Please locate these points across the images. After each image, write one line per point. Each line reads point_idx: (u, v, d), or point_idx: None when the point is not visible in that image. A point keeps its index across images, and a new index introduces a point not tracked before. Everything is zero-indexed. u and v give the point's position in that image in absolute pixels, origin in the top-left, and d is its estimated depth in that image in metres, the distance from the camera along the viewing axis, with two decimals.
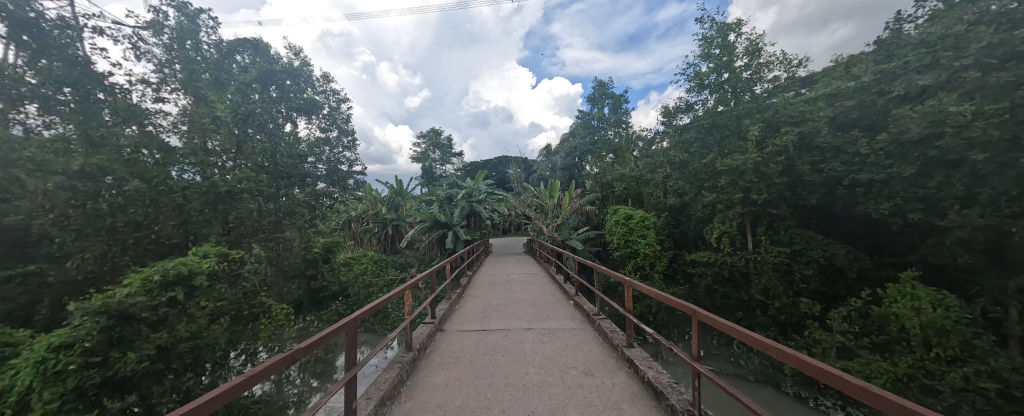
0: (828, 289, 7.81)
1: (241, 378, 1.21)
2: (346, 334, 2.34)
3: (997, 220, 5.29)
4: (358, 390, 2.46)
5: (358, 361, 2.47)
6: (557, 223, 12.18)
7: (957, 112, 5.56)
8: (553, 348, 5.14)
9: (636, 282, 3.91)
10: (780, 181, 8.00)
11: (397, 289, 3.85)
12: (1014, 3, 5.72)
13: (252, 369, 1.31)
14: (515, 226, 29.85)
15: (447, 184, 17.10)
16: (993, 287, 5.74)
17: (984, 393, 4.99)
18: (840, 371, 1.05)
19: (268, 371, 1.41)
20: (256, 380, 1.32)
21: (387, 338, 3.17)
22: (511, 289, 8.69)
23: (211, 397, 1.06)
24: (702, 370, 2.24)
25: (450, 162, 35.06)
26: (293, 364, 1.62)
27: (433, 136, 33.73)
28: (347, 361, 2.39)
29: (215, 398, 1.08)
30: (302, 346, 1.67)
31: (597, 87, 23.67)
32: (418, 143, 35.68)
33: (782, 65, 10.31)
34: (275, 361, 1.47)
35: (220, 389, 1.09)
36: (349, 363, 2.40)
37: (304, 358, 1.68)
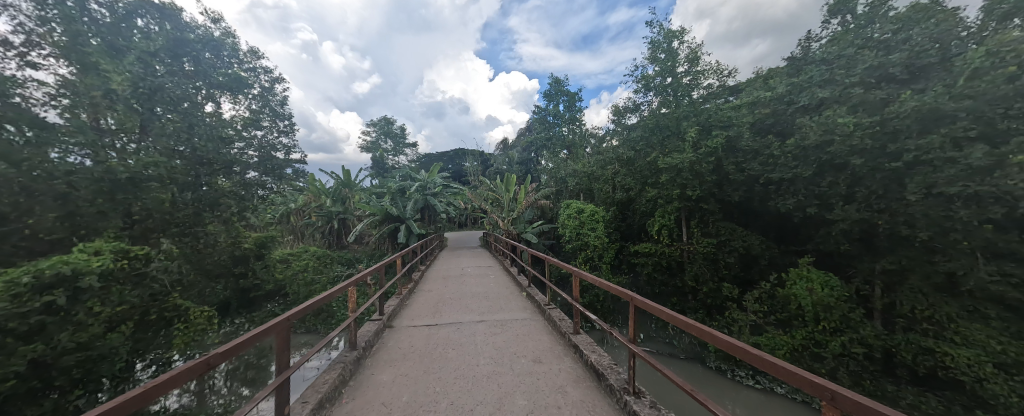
0: (744, 274, 8.84)
1: (152, 383, 1.07)
2: (276, 336, 2.19)
3: (869, 214, 6.47)
4: (291, 394, 2.28)
5: (291, 365, 2.32)
6: (513, 217, 12.16)
7: (843, 123, 6.55)
8: (505, 339, 5.23)
9: (583, 272, 4.12)
10: (710, 179, 8.81)
11: (341, 284, 3.62)
12: (887, 34, 7.14)
13: (162, 376, 1.14)
14: (471, 219, 29.53)
15: (399, 176, 16.30)
16: (865, 269, 7.00)
17: (855, 357, 6.24)
18: (744, 344, 1.27)
19: (181, 378, 1.24)
20: (167, 389, 1.15)
21: (328, 336, 2.99)
22: (465, 282, 8.63)
23: (117, 405, 0.92)
24: (637, 351, 2.48)
25: (403, 153, 33.57)
26: (212, 370, 1.44)
27: (385, 125, 32.06)
28: (278, 362, 2.22)
29: (124, 404, 0.95)
30: (223, 350, 1.48)
31: (553, 83, 24.15)
32: (368, 131, 33.56)
33: (716, 74, 11.34)
34: (188, 366, 1.28)
35: (120, 400, 0.92)
36: (281, 365, 2.23)
37: (224, 363, 1.49)
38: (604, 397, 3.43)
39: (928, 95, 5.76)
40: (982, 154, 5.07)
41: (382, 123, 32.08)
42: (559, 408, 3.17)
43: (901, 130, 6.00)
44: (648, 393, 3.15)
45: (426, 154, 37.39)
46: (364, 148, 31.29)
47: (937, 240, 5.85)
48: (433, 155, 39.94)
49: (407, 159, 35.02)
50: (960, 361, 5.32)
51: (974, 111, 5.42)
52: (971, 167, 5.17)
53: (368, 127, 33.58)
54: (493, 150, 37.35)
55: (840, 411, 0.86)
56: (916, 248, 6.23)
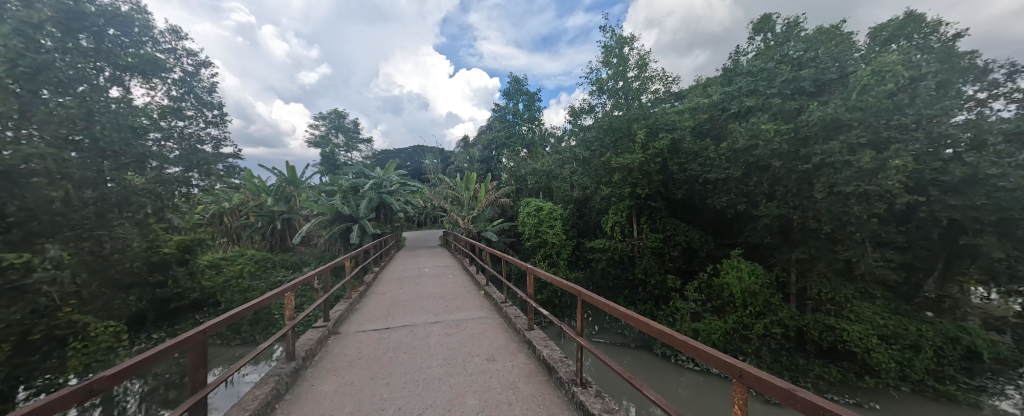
0: (686, 266, 9.58)
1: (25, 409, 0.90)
2: (189, 351, 1.96)
3: (787, 209, 7.30)
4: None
5: (208, 382, 2.08)
6: (473, 215, 12.05)
7: (767, 129, 7.29)
8: (459, 339, 5.17)
9: (536, 270, 4.25)
10: (657, 178, 9.37)
11: (274, 291, 3.34)
12: (799, 52, 8.12)
13: (32, 402, 0.95)
14: (431, 218, 28.88)
15: (350, 173, 15.40)
16: (783, 258, 7.89)
17: (775, 336, 7.08)
18: (671, 331, 1.54)
19: (57, 405, 1.05)
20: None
21: (258, 348, 2.73)
22: (421, 283, 8.41)
23: None
24: (587, 344, 2.77)
25: (356, 149, 31.83)
26: (92, 398, 1.23)
27: (336, 118, 30.16)
28: (193, 379, 1.98)
29: None
30: (109, 373, 1.27)
31: (513, 82, 24.30)
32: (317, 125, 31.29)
33: (662, 81, 12.12)
34: (69, 392, 1.10)
35: None
36: (196, 382, 2.00)
37: (110, 389, 1.28)
38: (553, 390, 3.55)
39: (829, 107, 6.66)
40: (870, 159, 5.99)
41: (333, 117, 30.15)
42: (509, 404, 3.21)
43: (810, 136, 6.87)
44: (594, 383, 3.31)
45: (383, 151, 35.84)
46: (312, 143, 29.01)
47: (838, 232, 6.79)
48: (390, 151, 38.40)
49: (361, 155, 33.27)
50: (854, 335, 6.39)
51: (863, 121, 6.39)
52: (862, 170, 6.08)
53: (317, 120, 31.32)
54: (453, 147, 36.78)
55: (746, 385, 1.10)
56: (822, 239, 7.16)
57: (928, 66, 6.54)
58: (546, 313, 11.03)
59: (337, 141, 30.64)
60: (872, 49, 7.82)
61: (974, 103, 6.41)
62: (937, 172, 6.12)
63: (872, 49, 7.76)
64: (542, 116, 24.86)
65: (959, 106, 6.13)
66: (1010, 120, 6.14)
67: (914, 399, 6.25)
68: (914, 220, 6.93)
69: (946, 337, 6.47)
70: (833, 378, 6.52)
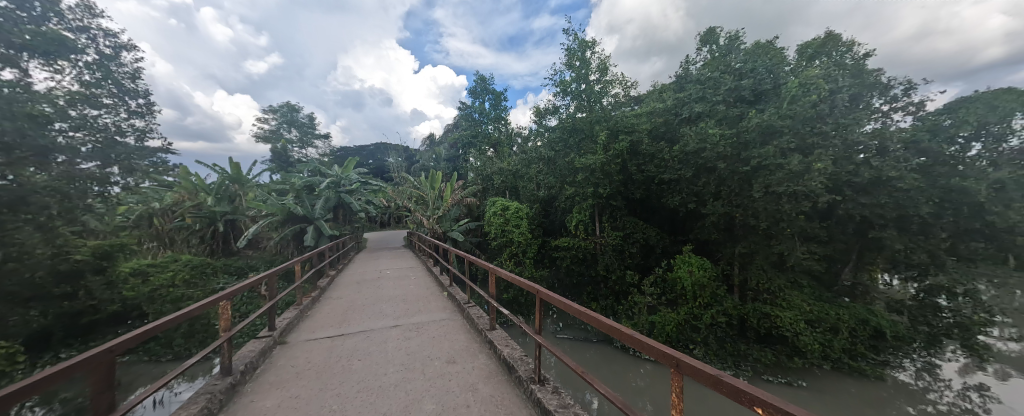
0: (644, 262, 10.09)
1: None
2: (91, 375, 1.69)
3: (730, 207, 7.90)
4: None
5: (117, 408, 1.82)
6: (438, 215, 11.83)
7: (716, 134, 7.77)
8: (419, 343, 5.04)
9: (498, 269, 4.29)
10: (617, 178, 9.71)
11: (206, 299, 3.05)
12: (739, 64, 8.85)
13: None
14: (395, 218, 27.94)
15: (305, 171, 14.44)
16: (728, 253, 8.54)
17: (720, 325, 7.68)
18: (621, 327, 1.64)
19: None
20: None
21: (183, 364, 2.47)
22: (381, 286, 8.10)
23: None
24: (544, 341, 2.87)
25: (313, 145, 29.99)
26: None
27: (289, 112, 28.22)
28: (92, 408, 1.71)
29: None
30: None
31: (479, 81, 24.17)
32: (267, 118, 29.03)
33: (621, 85, 12.61)
34: None
35: None
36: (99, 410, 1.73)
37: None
38: (512, 389, 3.57)
39: (765, 115, 7.36)
40: (798, 162, 6.69)
41: (285, 110, 28.18)
42: (467, 406, 3.17)
43: (750, 141, 7.54)
44: (551, 380, 3.39)
45: (343, 147, 34.11)
46: (262, 138, 26.83)
47: (773, 227, 7.46)
48: (350, 148, 36.66)
49: (317, 152, 31.40)
50: (786, 321, 7.10)
51: (792, 128, 7.11)
52: (792, 171, 6.78)
53: (267, 114, 29.07)
54: (419, 146, 35.89)
55: (682, 373, 1.24)
56: (759, 234, 7.85)
57: (843, 81, 7.42)
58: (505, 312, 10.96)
59: (291, 137, 28.60)
60: (800, 64, 8.70)
61: (880, 114, 7.35)
62: (851, 173, 6.98)
63: (800, 64, 8.63)
64: (508, 116, 24.96)
65: (867, 117, 7.03)
66: (906, 130, 7.12)
67: (834, 375, 7.08)
68: (833, 217, 7.81)
69: (859, 319, 7.40)
70: (768, 361, 7.21)
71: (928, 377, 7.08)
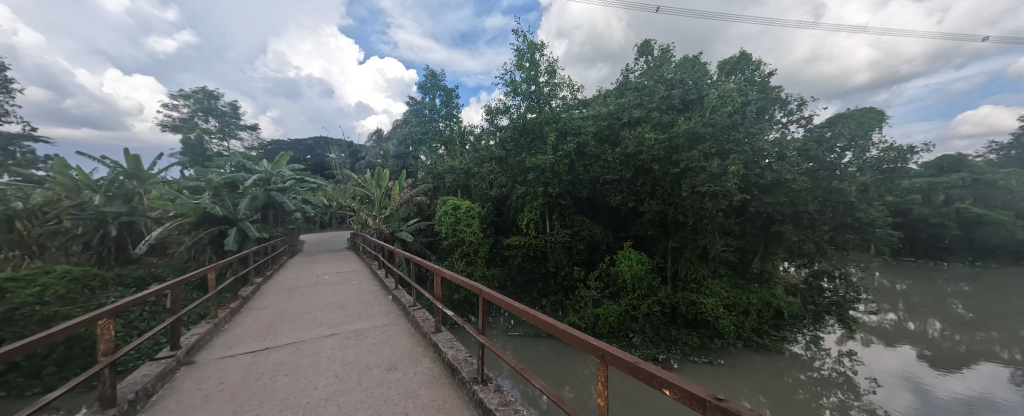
0: (590, 257, 10.62)
1: None
2: None
3: (663, 206, 8.65)
4: None
5: None
6: (385, 215, 11.29)
7: (654, 138, 8.37)
8: (357, 351, 4.74)
9: (443, 270, 4.20)
10: (565, 178, 10.09)
11: (84, 315, 2.55)
12: (669, 76, 9.82)
13: None
14: (337, 219, 26.17)
15: (226, 165, 12.79)
16: (663, 247, 9.34)
17: (655, 313, 8.38)
18: (558, 323, 1.74)
19: None
20: None
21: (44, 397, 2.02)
22: (316, 293, 7.49)
23: None
24: (485, 342, 2.88)
25: (237, 138, 26.73)
26: None
27: (205, 99, 24.79)
28: None
29: None
30: None
31: (430, 76, 23.48)
32: (176, 105, 25.16)
33: (569, 88, 13.07)
34: None
35: None
36: None
37: None
38: (455, 392, 3.51)
39: (691, 123, 8.24)
40: (717, 166, 7.65)
41: (200, 97, 24.70)
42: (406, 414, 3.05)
43: (680, 146, 8.27)
44: (494, 379, 3.39)
45: (275, 141, 30.96)
46: (170, 128, 23.06)
47: (699, 223, 8.30)
48: (284, 142, 33.39)
49: (243, 145, 28.05)
50: (709, 307, 7.95)
51: (713, 135, 8.08)
52: (712, 173, 7.68)
53: (176, 99, 25.18)
54: (365, 141, 33.91)
55: (606, 362, 1.34)
56: (688, 230, 8.68)
57: (750, 97, 8.54)
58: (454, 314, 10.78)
59: (209, 128, 25.05)
60: (720, 78, 9.77)
61: (780, 125, 8.57)
62: (758, 176, 8.07)
63: (719, 78, 9.71)
64: (461, 114, 24.59)
65: (770, 127, 8.28)
66: (799, 139, 8.39)
67: (745, 352, 8.12)
68: (746, 213, 8.92)
69: (764, 302, 8.57)
70: (694, 343, 8.06)
71: (815, 348, 8.44)
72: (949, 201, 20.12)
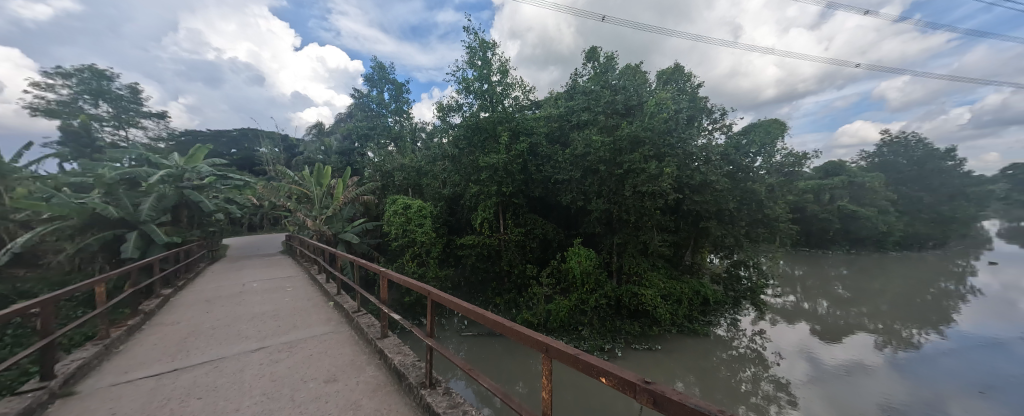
0: (543, 255, 10.92)
1: None
2: None
3: (608, 204, 9.18)
4: None
5: None
6: (327, 215, 10.51)
7: (601, 141, 8.87)
8: (290, 364, 4.31)
9: (389, 272, 4.03)
10: (518, 177, 10.22)
11: None
12: (613, 82, 10.47)
13: None
14: (270, 219, 23.80)
15: (123, 159, 10.87)
16: (609, 243, 9.91)
17: (601, 306, 8.90)
18: (508, 321, 1.82)
19: None
20: None
21: None
22: (241, 303, 6.68)
23: None
24: (432, 344, 2.82)
25: (138, 126, 22.81)
26: None
27: (90, 79, 20.77)
28: None
29: None
30: None
31: (377, 68, 22.27)
32: (50, 84, 20.64)
33: (522, 88, 13.22)
34: None
35: None
36: None
37: None
38: (401, 398, 3.38)
39: (634, 126, 8.76)
40: (653, 168, 8.27)
41: (84, 76, 20.61)
42: None
43: (623, 148, 8.80)
44: (443, 382, 3.32)
45: (190, 132, 27.05)
46: (43, 112, 18.77)
47: (640, 220, 8.95)
48: (201, 133, 29.30)
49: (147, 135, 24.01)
50: (648, 298, 8.61)
51: (652, 139, 8.70)
52: (650, 174, 8.34)
53: (48, 78, 20.64)
54: (303, 135, 31.12)
55: (549, 356, 1.43)
56: (629, 227, 9.28)
57: (682, 105, 9.40)
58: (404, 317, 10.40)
59: (100, 113, 20.92)
60: (658, 87, 10.61)
61: (707, 131, 9.55)
62: (688, 177, 8.94)
63: (657, 87, 10.55)
64: (412, 109, 23.70)
65: (698, 133, 9.21)
66: (722, 145, 9.42)
67: (679, 337, 8.95)
68: (679, 211, 9.84)
69: (694, 290, 9.53)
70: (636, 332, 8.71)
71: (734, 329, 9.62)
72: (832, 199, 24.24)
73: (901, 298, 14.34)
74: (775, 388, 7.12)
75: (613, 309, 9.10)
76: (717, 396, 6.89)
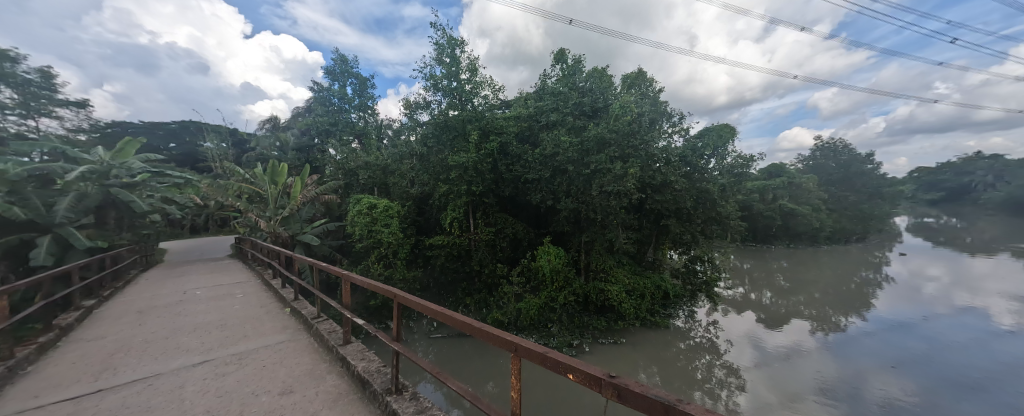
0: (513, 254, 10.98)
1: None
2: None
3: (576, 203, 9.41)
4: None
5: None
6: (283, 216, 9.86)
7: (569, 141, 9.05)
8: (239, 377, 3.96)
9: (352, 275, 3.84)
10: (488, 176, 10.16)
11: None
12: (580, 84, 10.70)
13: None
14: (217, 220, 21.90)
15: (33, 152, 9.48)
16: (577, 242, 10.14)
17: (570, 303, 9.12)
18: (476, 322, 1.81)
19: None
20: None
21: None
22: (181, 313, 6.05)
23: None
24: (397, 348, 2.73)
25: (52, 115, 19.94)
26: None
27: None
28: None
29: None
30: None
31: (339, 61, 21.20)
32: None
33: (491, 87, 13.16)
34: None
35: None
36: None
37: None
38: (365, 406, 3.25)
39: (601, 127, 9.02)
40: (619, 169, 8.62)
41: None
42: None
43: (590, 148, 9.05)
44: (410, 387, 3.22)
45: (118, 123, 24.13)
46: None
47: (607, 219, 9.26)
48: (133, 125, 26.24)
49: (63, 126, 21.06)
50: (614, 294, 8.94)
51: (617, 141, 9.01)
52: (615, 175, 8.64)
53: None
54: (256, 129, 28.89)
55: (517, 355, 1.44)
56: (596, 225, 9.55)
57: (644, 109, 9.85)
58: (369, 321, 10.01)
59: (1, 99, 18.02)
60: (623, 90, 10.98)
61: (667, 134, 10.07)
62: (650, 177, 9.39)
63: (622, 90, 10.95)
64: (377, 105, 22.80)
65: (660, 135, 9.67)
66: (681, 147, 9.97)
67: (642, 330, 9.39)
68: (643, 209, 10.29)
69: (656, 285, 10.06)
70: (602, 326, 9.03)
71: (690, 320, 10.27)
72: (775, 198, 26.63)
73: (831, 287, 16.06)
74: (726, 374, 7.68)
75: (581, 305, 9.36)
76: (676, 385, 7.31)
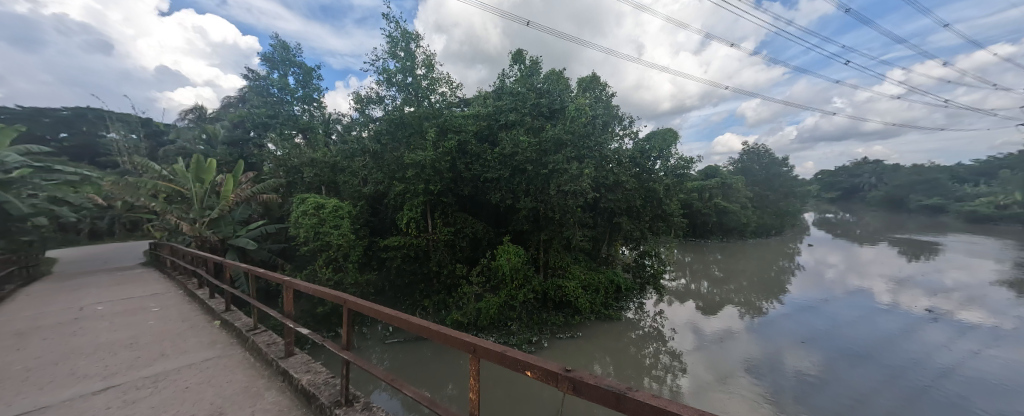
0: (472, 254, 10.90)
1: None
2: None
3: (534, 202, 9.59)
4: None
5: None
6: (213, 218, 8.83)
7: (528, 141, 9.20)
8: (156, 402, 3.45)
9: (294, 281, 3.53)
10: (446, 175, 9.93)
11: None
12: (538, 85, 10.84)
13: None
14: (127, 223, 18.95)
15: None
16: (536, 240, 10.31)
17: (529, 300, 9.30)
18: (432, 324, 1.76)
19: None
20: None
21: None
22: (76, 334, 5.12)
23: None
24: (347, 356, 2.56)
25: None
26: None
27: None
28: None
29: None
30: None
31: (279, 48, 19.44)
32: None
33: (448, 84, 12.92)
34: None
35: None
36: None
37: None
38: None
39: (559, 128, 9.24)
40: (575, 168, 8.92)
41: None
42: None
43: (547, 149, 9.29)
44: (362, 397, 3.04)
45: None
46: None
47: (564, 217, 9.57)
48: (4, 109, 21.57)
49: None
50: (571, 290, 9.29)
51: (573, 142, 9.34)
52: (572, 175, 8.95)
53: None
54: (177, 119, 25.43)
55: (476, 355, 1.43)
56: (553, 224, 9.79)
57: (597, 112, 10.33)
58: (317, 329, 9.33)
59: None
60: (578, 93, 11.36)
61: (618, 137, 10.66)
62: (604, 177, 9.85)
63: (577, 93, 11.34)
64: (324, 97, 21.27)
65: (612, 138, 10.16)
66: (631, 149, 10.56)
67: (597, 323, 9.84)
68: (597, 208, 10.77)
69: (609, 279, 10.65)
70: (559, 322, 9.34)
71: (639, 311, 11.00)
72: (712, 197, 29.48)
73: (756, 275, 18.17)
74: (671, 359, 8.32)
75: (540, 302, 9.59)
76: (627, 373, 7.79)
